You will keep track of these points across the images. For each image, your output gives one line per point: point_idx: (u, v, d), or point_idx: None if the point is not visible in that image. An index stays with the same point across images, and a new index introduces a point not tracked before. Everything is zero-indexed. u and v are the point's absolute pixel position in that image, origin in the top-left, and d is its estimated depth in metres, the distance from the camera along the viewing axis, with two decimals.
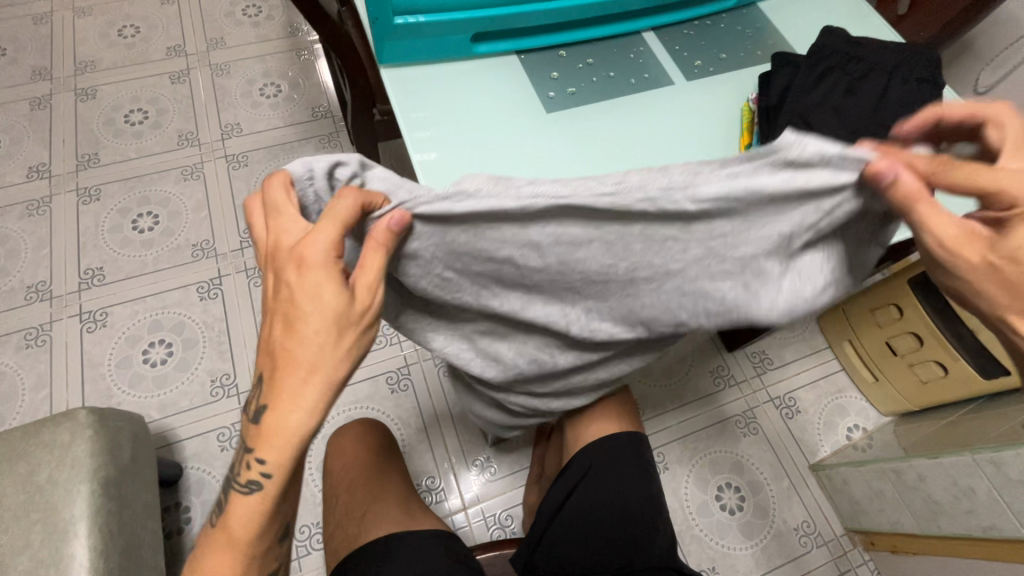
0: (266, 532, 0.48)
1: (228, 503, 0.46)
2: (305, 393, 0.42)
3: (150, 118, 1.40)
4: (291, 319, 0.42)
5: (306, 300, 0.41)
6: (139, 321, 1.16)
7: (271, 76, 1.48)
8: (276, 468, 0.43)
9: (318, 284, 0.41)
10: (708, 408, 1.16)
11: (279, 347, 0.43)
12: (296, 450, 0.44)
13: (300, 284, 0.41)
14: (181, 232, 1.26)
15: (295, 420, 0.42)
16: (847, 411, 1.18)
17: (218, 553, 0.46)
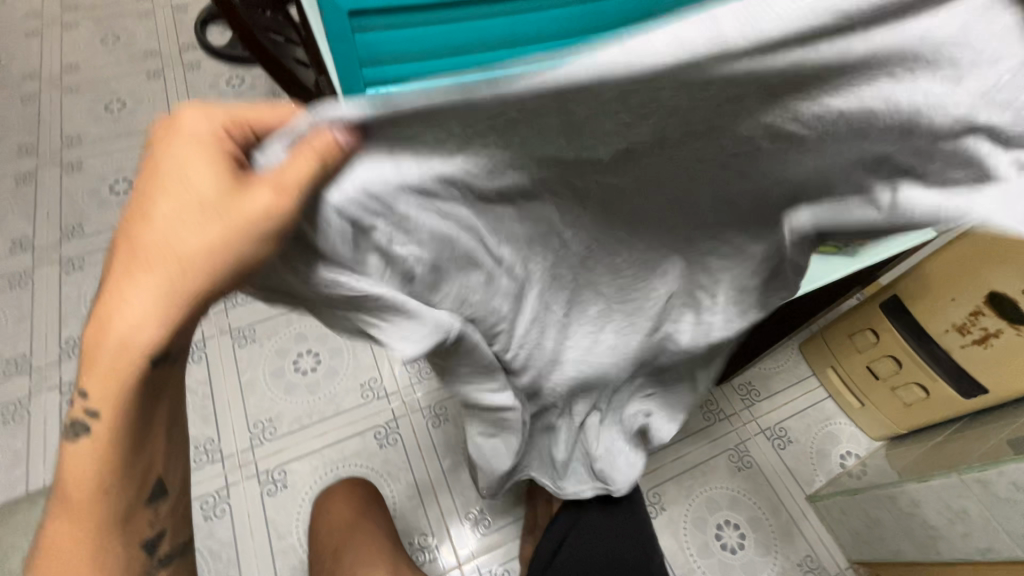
0: (114, 488, 0.44)
1: (65, 453, 0.43)
2: (149, 286, 0.37)
3: (135, 187, 1.44)
4: (153, 198, 0.36)
5: (191, 169, 0.36)
6: None
7: None
8: (99, 406, 0.40)
9: (197, 167, 0.36)
10: (700, 443, 1.16)
11: (137, 232, 0.37)
12: (129, 372, 0.39)
13: (183, 160, 0.36)
14: None
15: (134, 327, 0.38)
16: (839, 438, 1.19)
17: (56, 513, 0.44)
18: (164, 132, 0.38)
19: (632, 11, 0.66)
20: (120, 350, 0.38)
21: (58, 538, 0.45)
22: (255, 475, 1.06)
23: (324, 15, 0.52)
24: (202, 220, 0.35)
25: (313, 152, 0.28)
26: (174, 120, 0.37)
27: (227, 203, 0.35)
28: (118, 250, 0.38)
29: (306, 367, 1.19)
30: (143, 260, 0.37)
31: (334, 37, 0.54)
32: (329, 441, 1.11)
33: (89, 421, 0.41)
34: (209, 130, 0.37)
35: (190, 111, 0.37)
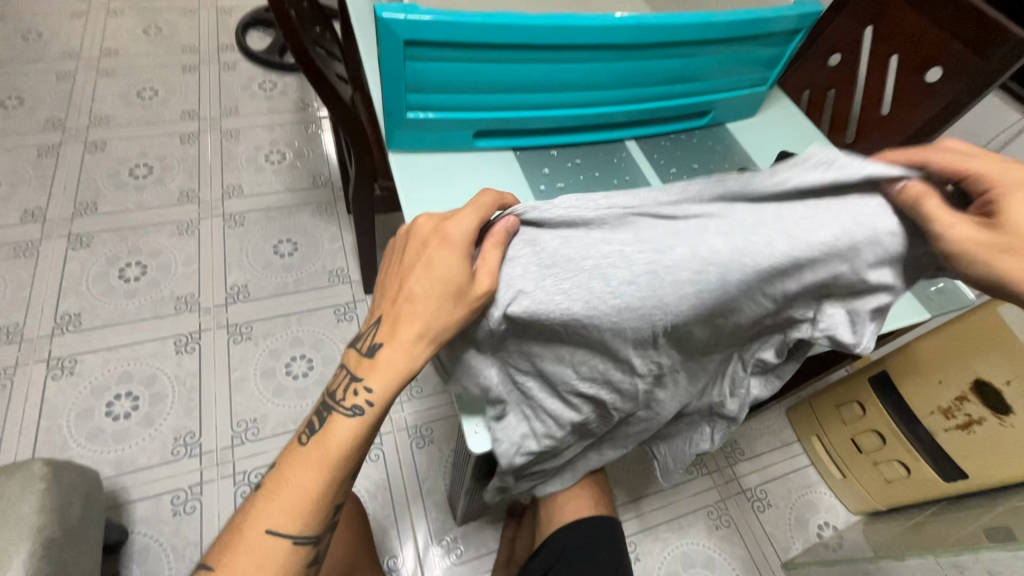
0: (355, 456, 0.49)
1: (335, 417, 0.48)
2: (414, 335, 0.45)
3: (154, 173, 1.46)
4: (415, 279, 0.46)
5: (446, 258, 0.44)
6: (108, 371, 1.13)
7: (278, 144, 1.59)
8: (376, 398, 0.47)
9: (445, 257, 0.44)
10: (681, 496, 1.16)
11: (403, 297, 0.46)
12: (392, 379, 0.47)
13: (439, 252, 0.45)
14: (167, 283, 1.27)
15: (403, 350, 0.46)
16: (817, 507, 1.19)
17: (301, 471, 0.48)
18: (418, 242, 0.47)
19: (663, 72, 0.70)
20: (385, 375, 0.46)
21: (299, 488, 0.47)
22: (231, 475, 1.05)
23: (380, 40, 0.55)
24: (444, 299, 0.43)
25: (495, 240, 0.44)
26: (444, 229, 0.46)
27: (464, 278, 0.43)
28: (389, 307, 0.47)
29: (298, 372, 1.19)
30: (405, 317, 0.46)
31: (385, 60, 0.57)
32: None
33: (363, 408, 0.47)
34: (458, 235, 0.45)
35: (445, 227, 0.46)
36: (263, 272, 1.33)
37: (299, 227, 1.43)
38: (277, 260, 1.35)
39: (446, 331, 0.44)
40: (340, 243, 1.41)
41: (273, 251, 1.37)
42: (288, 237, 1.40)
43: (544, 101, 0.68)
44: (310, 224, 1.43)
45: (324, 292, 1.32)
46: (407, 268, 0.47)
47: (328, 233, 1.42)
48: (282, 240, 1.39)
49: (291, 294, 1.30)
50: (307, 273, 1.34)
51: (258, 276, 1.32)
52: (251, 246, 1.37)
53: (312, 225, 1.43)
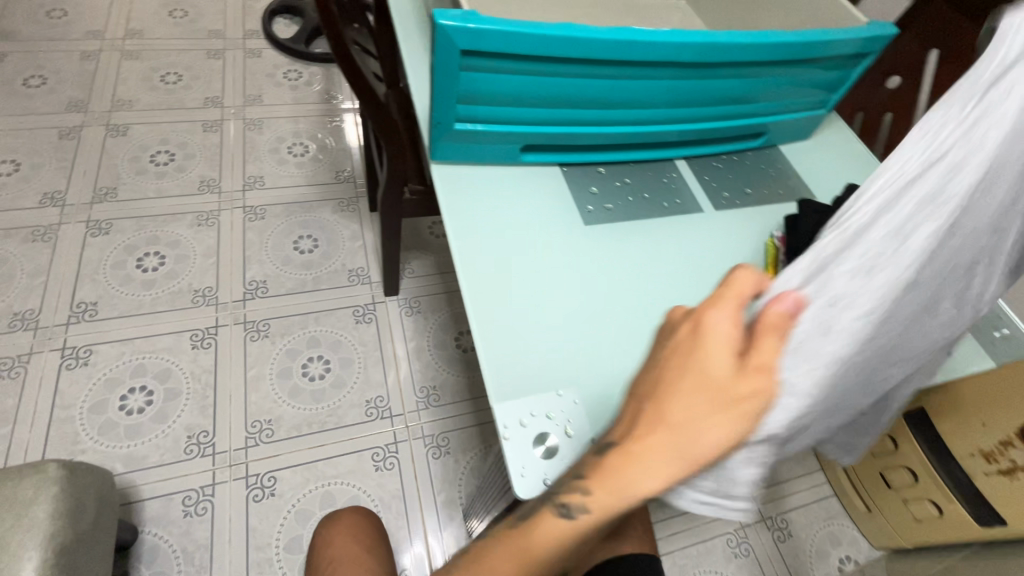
0: (560, 558, 0.41)
1: (540, 516, 0.40)
2: (671, 454, 0.34)
3: (176, 161, 1.44)
4: (670, 376, 0.34)
5: (724, 361, 0.33)
6: (122, 363, 1.11)
7: (301, 136, 1.56)
8: (598, 511, 0.37)
9: (711, 357, 0.33)
10: (699, 521, 1.13)
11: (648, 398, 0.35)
12: (626, 499, 0.36)
13: (706, 351, 0.34)
14: (185, 275, 1.25)
15: (656, 477, 0.34)
16: (839, 540, 1.16)
17: (509, 564, 0.40)
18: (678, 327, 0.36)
19: (724, 92, 0.66)
20: (621, 497, 0.36)
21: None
22: (244, 477, 1.03)
23: (436, 48, 0.52)
24: (723, 414, 0.33)
25: (773, 331, 0.33)
26: (702, 323, 0.34)
27: (742, 389, 0.33)
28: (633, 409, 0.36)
29: (315, 373, 1.17)
30: (659, 423, 0.34)
31: (439, 69, 0.54)
32: (325, 453, 1.08)
33: (580, 516, 0.37)
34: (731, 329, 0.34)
35: (709, 312, 0.34)
36: (282, 269, 1.30)
37: (320, 223, 1.40)
38: (296, 257, 1.33)
39: (717, 455, 0.34)
40: (361, 242, 1.38)
41: (293, 247, 1.34)
42: (309, 233, 1.37)
43: (598, 117, 0.64)
44: (331, 221, 1.41)
45: (343, 291, 1.29)
46: (660, 353, 0.36)
47: (349, 231, 1.39)
48: (302, 235, 1.37)
49: (310, 292, 1.28)
50: (326, 271, 1.32)
51: (277, 272, 1.29)
52: (271, 240, 1.34)
53: (333, 222, 1.41)
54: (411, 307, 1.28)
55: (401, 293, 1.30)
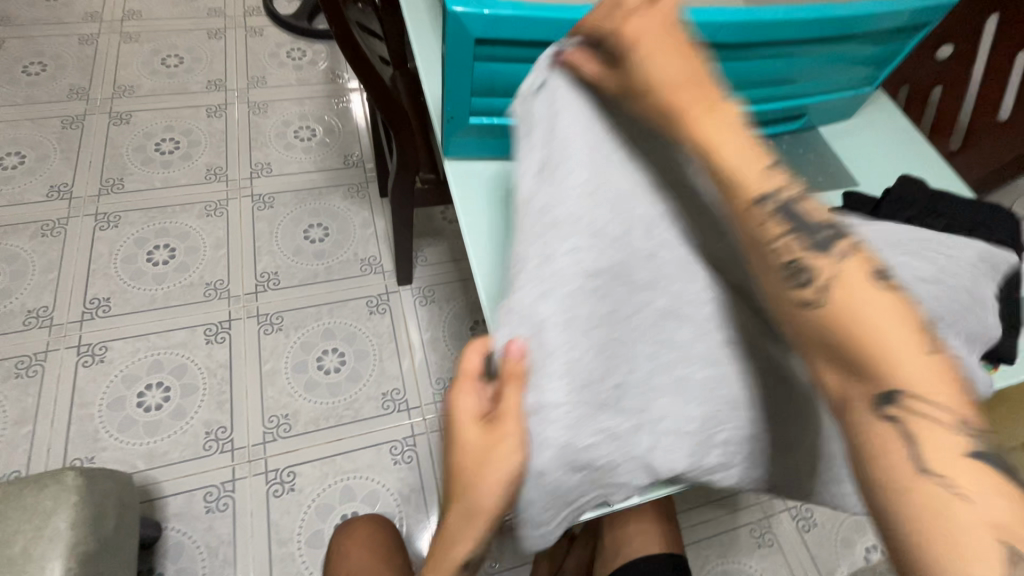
0: None
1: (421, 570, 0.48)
2: (471, 518, 0.41)
3: (181, 148, 1.40)
4: (449, 458, 0.41)
5: (470, 431, 0.40)
6: (138, 359, 1.11)
7: (308, 119, 1.51)
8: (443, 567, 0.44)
9: (464, 432, 0.40)
10: (722, 512, 1.11)
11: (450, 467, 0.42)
12: (460, 554, 0.43)
13: (461, 428, 0.40)
14: (196, 268, 1.23)
15: (468, 536, 0.42)
16: (866, 529, 1.13)
17: None
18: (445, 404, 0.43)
19: (763, 74, 0.61)
20: (452, 554, 0.43)
21: None
22: (263, 473, 1.03)
23: (448, 37, 0.47)
24: (484, 471, 0.39)
25: (510, 386, 0.39)
26: (453, 405, 0.41)
27: (490, 447, 0.39)
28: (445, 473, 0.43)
29: (330, 366, 1.15)
30: (456, 495, 0.41)
31: (451, 60, 0.49)
32: (343, 448, 1.07)
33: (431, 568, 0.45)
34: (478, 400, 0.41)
35: (458, 393, 0.42)
36: (293, 259, 1.27)
37: (330, 210, 1.36)
38: (307, 246, 1.30)
39: (498, 508, 0.40)
40: (372, 229, 1.34)
41: (303, 236, 1.31)
42: (319, 221, 1.34)
43: None
44: (341, 208, 1.37)
45: (356, 281, 1.26)
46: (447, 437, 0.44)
47: (360, 218, 1.36)
48: (312, 224, 1.34)
49: (322, 283, 1.25)
50: (338, 261, 1.29)
51: (288, 262, 1.27)
52: (281, 229, 1.32)
53: (344, 209, 1.37)
54: (425, 296, 1.25)
55: (415, 282, 1.27)
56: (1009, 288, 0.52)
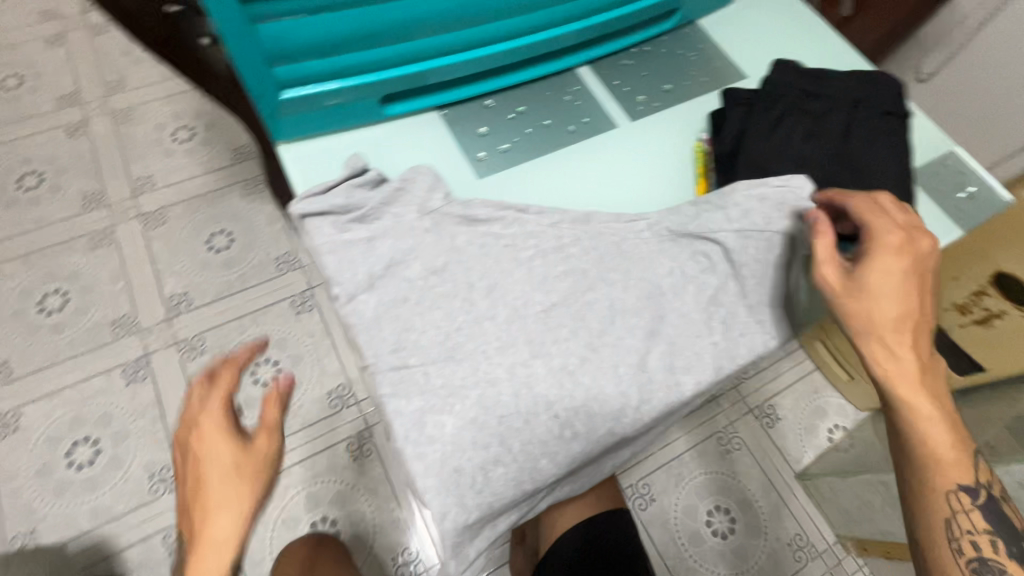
0: None
1: None
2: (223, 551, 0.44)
3: (47, 180, 1.26)
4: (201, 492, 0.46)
5: (224, 446, 0.47)
6: (57, 419, 1.03)
7: (183, 118, 1.36)
8: None
9: (218, 447, 0.47)
10: (688, 428, 1.12)
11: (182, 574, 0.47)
12: None
13: (210, 447, 0.47)
14: (97, 308, 1.13)
15: (220, 563, 0.44)
16: (826, 412, 1.17)
17: None
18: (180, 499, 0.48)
19: None
20: None
21: None
22: None
23: None
24: (240, 478, 0.46)
25: (275, 398, 0.49)
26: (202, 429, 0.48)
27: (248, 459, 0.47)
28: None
29: (266, 378, 1.09)
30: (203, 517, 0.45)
31: (220, 23, 0.41)
32: (297, 458, 1.03)
33: None
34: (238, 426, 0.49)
35: (205, 414, 0.48)
36: (200, 275, 1.18)
37: (230, 213, 1.25)
38: (213, 257, 1.20)
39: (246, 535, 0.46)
40: (281, 224, 1.25)
41: (207, 247, 1.21)
42: (221, 227, 1.24)
43: (458, 38, 0.53)
44: (241, 208, 1.26)
45: (274, 283, 1.18)
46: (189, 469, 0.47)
47: (265, 215, 1.26)
48: (214, 232, 1.23)
49: (238, 294, 1.17)
50: (251, 266, 1.20)
51: (197, 279, 1.17)
52: (180, 246, 1.21)
53: (245, 209, 1.26)
54: None
55: None
56: (895, 151, 0.50)
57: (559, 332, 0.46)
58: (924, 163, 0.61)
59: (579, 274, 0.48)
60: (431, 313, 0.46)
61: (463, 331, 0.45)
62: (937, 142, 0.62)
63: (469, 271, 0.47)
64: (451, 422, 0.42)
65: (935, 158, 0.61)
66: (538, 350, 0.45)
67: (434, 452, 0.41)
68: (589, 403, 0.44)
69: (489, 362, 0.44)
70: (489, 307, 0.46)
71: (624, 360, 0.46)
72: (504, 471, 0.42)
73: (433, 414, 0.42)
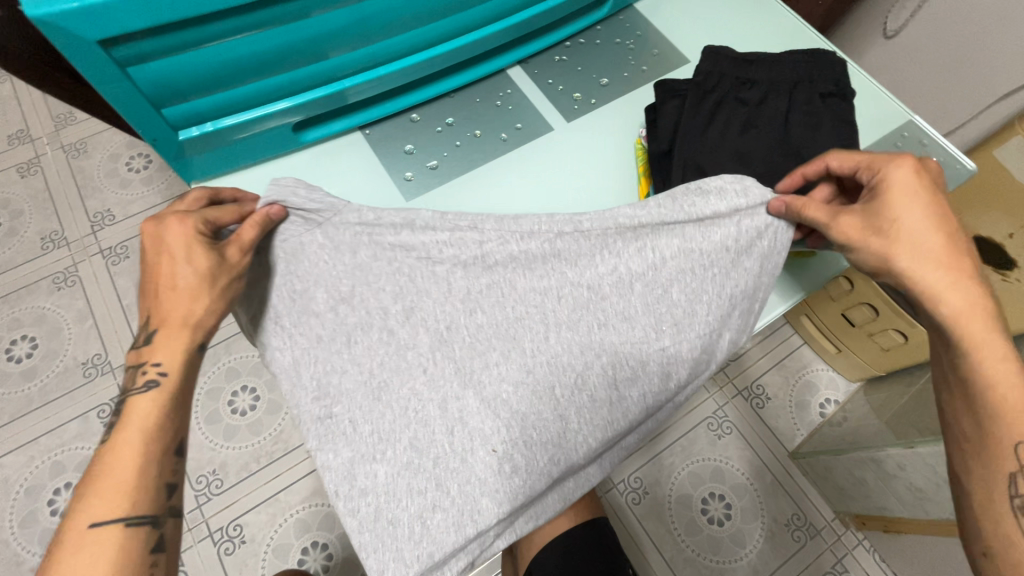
0: (143, 538, 0.43)
1: (77, 513, 0.42)
2: (164, 399, 0.47)
3: (4, 224, 1.23)
4: (163, 290, 0.47)
5: (187, 229, 0.47)
6: (36, 468, 1.02)
7: (137, 146, 1.32)
8: (127, 476, 0.44)
9: (180, 235, 0.47)
10: (678, 416, 1.10)
11: (115, 453, 0.44)
12: (149, 431, 0.46)
13: (175, 227, 0.47)
14: (66, 350, 1.11)
15: (155, 408, 0.46)
16: (817, 387, 1.15)
17: (85, 494, 0.43)
18: (140, 372, 0.47)
19: None
20: (138, 463, 0.45)
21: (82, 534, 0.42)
22: (208, 536, 0.97)
23: (68, 55, 0.38)
24: (208, 290, 0.47)
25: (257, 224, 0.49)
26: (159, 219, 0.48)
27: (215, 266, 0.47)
28: (94, 471, 0.44)
29: (243, 407, 1.07)
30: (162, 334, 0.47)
31: (99, 82, 0.40)
32: (282, 485, 1.02)
33: (111, 464, 0.44)
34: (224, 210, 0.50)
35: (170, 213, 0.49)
36: None
37: None
38: None
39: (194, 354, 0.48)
40: None
41: None
42: None
43: (369, 55, 0.51)
44: None
45: None
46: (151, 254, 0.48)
47: None
48: None
49: None
50: None
51: None
52: None
53: None
54: None
55: None
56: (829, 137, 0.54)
57: (488, 355, 0.53)
58: (882, 138, 0.60)
59: (505, 285, 0.53)
60: (352, 349, 0.53)
61: (386, 366, 0.53)
62: (894, 114, 0.61)
63: (382, 294, 0.53)
64: (384, 470, 0.51)
65: (893, 131, 0.61)
66: (468, 381, 0.53)
67: (368, 503, 0.51)
68: (528, 432, 0.53)
69: (421, 399, 0.53)
70: (409, 333, 0.53)
71: (557, 380, 0.53)
72: (443, 515, 0.51)
73: (366, 465, 0.51)
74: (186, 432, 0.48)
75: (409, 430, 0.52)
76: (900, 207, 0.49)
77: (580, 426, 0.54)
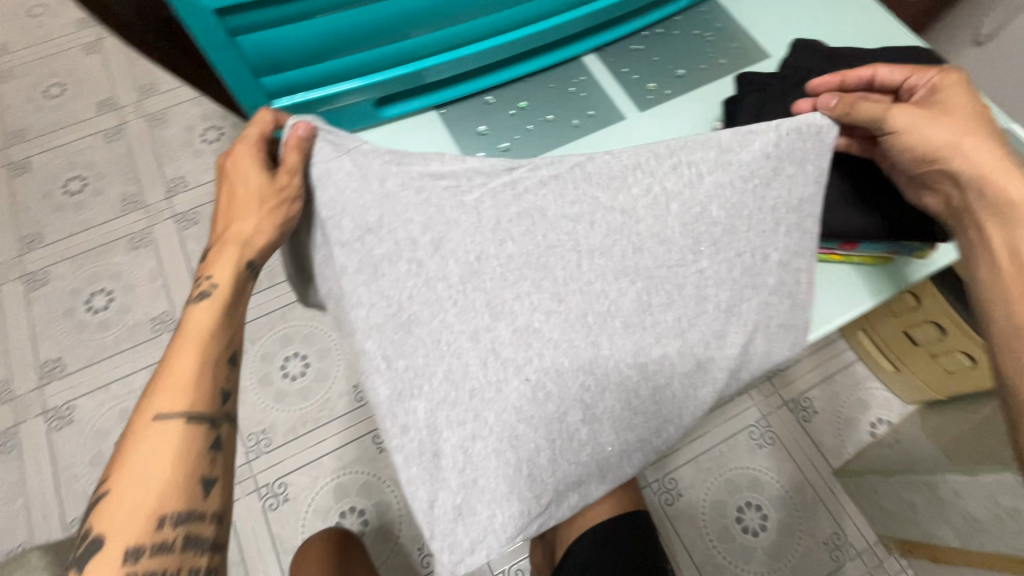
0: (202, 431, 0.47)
1: (143, 411, 0.46)
2: (217, 305, 0.51)
3: (90, 185, 1.32)
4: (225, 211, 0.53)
5: (244, 153, 0.52)
6: (106, 411, 1.10)
7: (212, 118, 1.39)
8: (185, 373, 0.48)
9: (238, 161, 0.52)
10: (717, 422, 1.09)
11: (176, 359, 0.49)
12: (205, 337, 0.50)
13: (234, 156, 0.53)
14: (138, 306, 1.19)
15: (208, 315, 0.50)
16: (869, 405, 1.10)
17: (151, 391, 0.47)
18: (197, 285, 0.52)
19: None
20: (196, 358, 0.49)
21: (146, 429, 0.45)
22: (255, 490, 1.03)
23: (188, 23, 0.41)
24: (259, 204, 0.51)
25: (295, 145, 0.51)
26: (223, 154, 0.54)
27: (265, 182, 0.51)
28: (162, 372, 0.48)
29: (294, 372, 1.12)
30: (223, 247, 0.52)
31: (211, 49, 0.43)
32: (325, 449, 1.07)
33: (173, 364, 0.48)
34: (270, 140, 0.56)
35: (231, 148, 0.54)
36: None
37: None
38: None
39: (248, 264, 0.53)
40: None
41: None
42: None
43: (453, 36, 0.52)
44: None
45: None
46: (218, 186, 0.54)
47: None
48: None
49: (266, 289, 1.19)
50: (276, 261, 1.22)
51: None
52: None
53: None
54: None
55: None
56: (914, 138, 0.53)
57: (520, 284, 0.53)
58: None
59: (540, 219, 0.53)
60: (379, 280, 0.52)
61: (415, 298, 0.52)
62: None
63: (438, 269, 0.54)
64: (421, 405, 0.51)
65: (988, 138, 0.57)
66: (499, 312, 0.52)
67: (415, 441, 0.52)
68: (579, 413, 0.54)
69: (476, 368, 0.52)
70: (437, 265, 0.53)
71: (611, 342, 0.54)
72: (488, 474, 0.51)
73: (407, 399, 0.52)
74: (239, 343, 0.52)
75: (445, 363, 0.51)
76: (949, 102, 0.55)
77: (628, 414, 0.55)
